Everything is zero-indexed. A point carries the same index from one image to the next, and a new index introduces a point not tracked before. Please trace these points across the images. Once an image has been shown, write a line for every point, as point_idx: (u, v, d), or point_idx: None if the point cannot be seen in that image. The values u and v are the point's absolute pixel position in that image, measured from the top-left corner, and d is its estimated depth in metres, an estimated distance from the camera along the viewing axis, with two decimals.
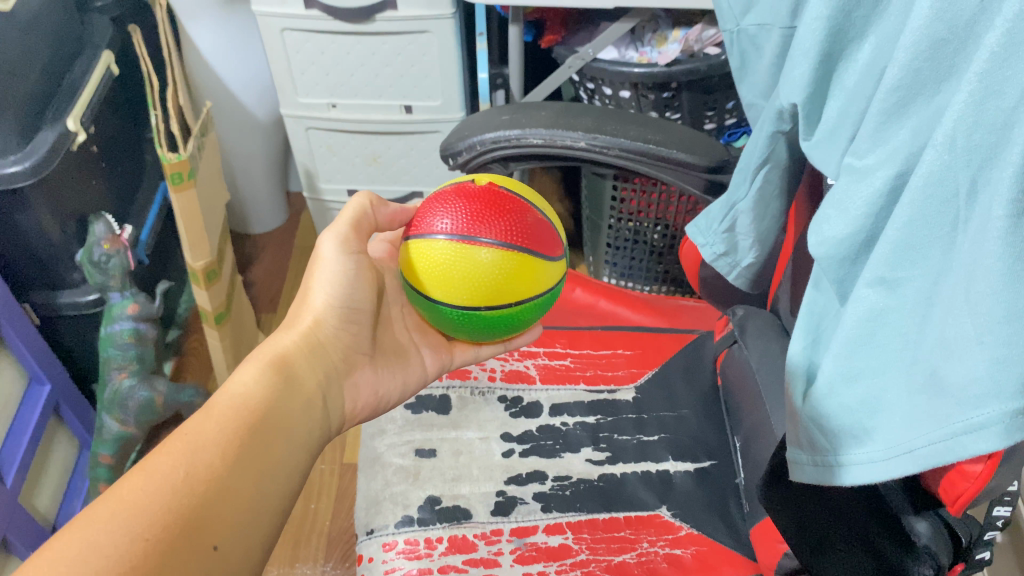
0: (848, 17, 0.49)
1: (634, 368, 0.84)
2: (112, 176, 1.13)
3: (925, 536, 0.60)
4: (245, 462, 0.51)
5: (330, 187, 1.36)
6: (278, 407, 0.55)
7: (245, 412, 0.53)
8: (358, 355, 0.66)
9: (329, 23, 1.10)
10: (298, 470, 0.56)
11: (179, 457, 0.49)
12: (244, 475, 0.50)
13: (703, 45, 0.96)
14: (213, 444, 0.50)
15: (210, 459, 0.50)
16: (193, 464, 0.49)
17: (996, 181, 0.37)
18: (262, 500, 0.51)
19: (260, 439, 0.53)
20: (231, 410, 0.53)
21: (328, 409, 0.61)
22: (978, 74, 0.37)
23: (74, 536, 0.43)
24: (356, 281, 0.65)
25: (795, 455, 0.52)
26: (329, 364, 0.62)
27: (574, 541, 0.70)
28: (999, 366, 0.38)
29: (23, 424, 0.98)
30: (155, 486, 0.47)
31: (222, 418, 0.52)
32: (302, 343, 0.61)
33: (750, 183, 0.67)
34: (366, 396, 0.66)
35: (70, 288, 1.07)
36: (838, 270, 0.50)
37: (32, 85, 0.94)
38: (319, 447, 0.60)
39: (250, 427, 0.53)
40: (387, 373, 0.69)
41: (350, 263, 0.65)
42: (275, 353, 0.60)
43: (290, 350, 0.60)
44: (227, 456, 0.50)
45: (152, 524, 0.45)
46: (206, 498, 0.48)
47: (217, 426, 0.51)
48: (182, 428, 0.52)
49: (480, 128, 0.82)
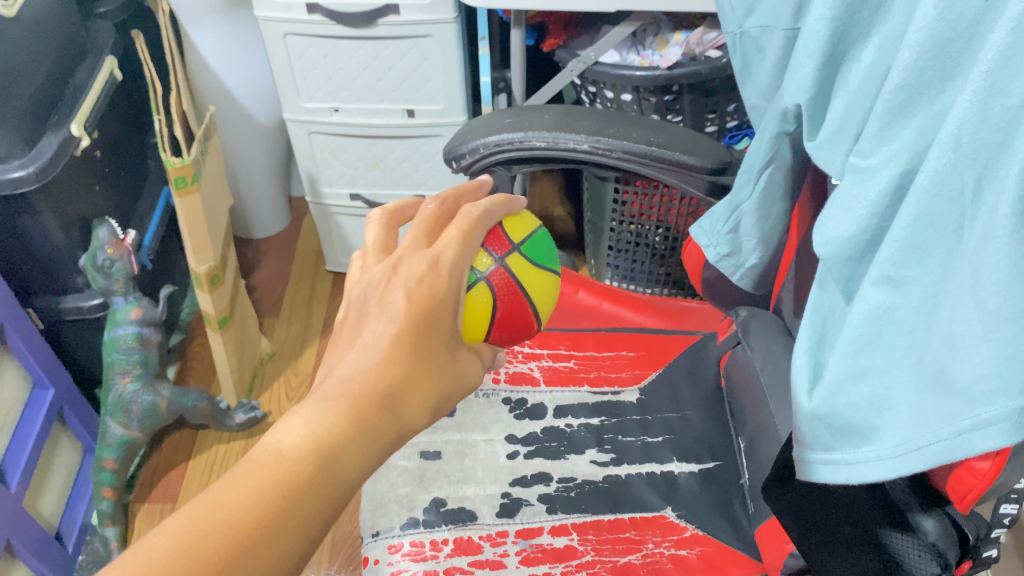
0: (851, 18, 0.49)
1: (638, 370, 0.85)
2: (116, 182, 1.13)
3: (932, 534, 0.60)
4: (315, 508, 0.43)
5: (332, 191, 1.36)
6: (381, 451, 0.47)
7: (337, 444, 0.45)
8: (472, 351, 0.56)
9: (332, 28, 1.11)
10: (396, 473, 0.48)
11: (243, 490, 0.42)
12: (324, 492, 0.44)
13: (705, 48, 0.97)
14: (304, 452, 0.44)
15: (294, 473, 0.43)
16: (262, 501, 0.42)
17: (1002, 179, 0.38)
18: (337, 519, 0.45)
19: (342, 485, 0.45)
20: (335, 405, 0.46)
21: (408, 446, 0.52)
22: (983, 73, 0.38)
23: (147, 554, 0.39)
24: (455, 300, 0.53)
25: (802, 455, 0.52)
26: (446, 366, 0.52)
27: (579, 542, 0.70)
28: (1006, 362, 0.38)
29: (28, 428, 0.99)
30: (234, 506, 0.41)
31: (308, 447, 0.44)
32: (417, 382, 0.49)
33: (754, 184, 0.67)
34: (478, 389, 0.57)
35: (75, 292, 1.07)
36: (843, 269, 0.50)
37: (37, 90, 0.95)
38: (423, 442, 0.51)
39: (338, 465, 0.44)
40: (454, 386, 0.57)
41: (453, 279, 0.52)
42: (375, 380, 0.47)
43: (402, 381, 0.48)
44: (297, 499, 0.43)
45: (220, 553, 0.39)
46: (258, 548, 0.40)
47: (297, 458, 0.43)
48: (264, 445, 0.44)
49: (483, 130, 0.82)
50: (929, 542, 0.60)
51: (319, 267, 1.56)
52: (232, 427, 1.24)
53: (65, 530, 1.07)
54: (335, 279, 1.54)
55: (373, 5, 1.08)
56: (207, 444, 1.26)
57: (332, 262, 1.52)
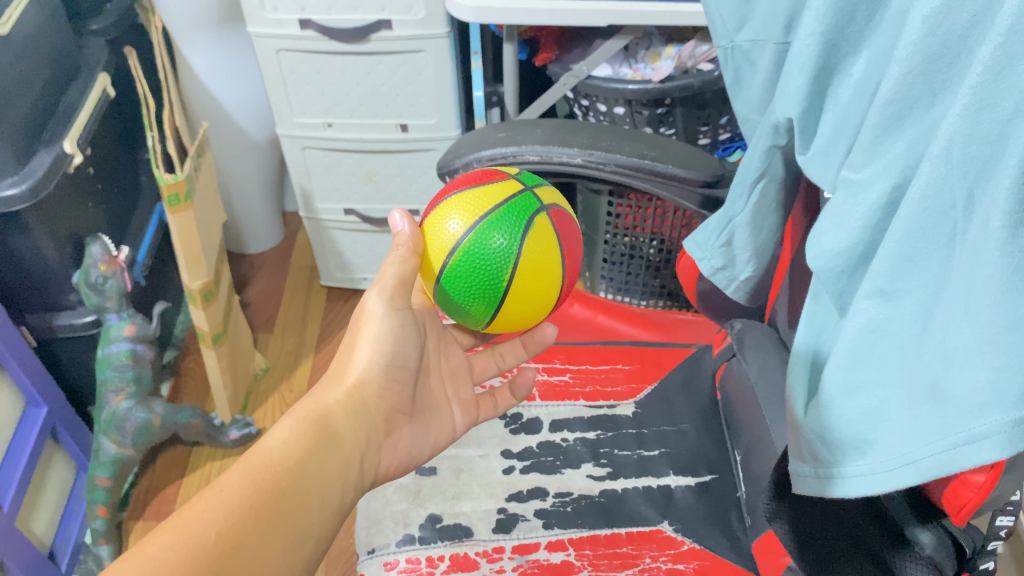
0: (841, 32, 0.49)
1: (633, 383, 0.84)
2: (108, 198, 1.13)
3: (928, 547, 0.60)
4: (277, 521, 0.50)
5: (326, 206, 1.36)
6: (338, 458, 0.57)
7: (284, 470, 0.53)
8: (399, 414, 0.65)
9: (325, 43, 1.11)
10: (349, 491, 0.57)
11: (241, 479, 0.51)
12: (305, 482, 0.53)
13: (697, 61, 0.97)
14: (279, 452, 0.53)
15: (276, 468, 0.52)
16: (255, 485, 0.51)
17: (992, 193, 0.38)
18: (315, 515, 0.53)
19: (315, 481, 0.54)
20: (298, 424, 0.56)
21: (364, 472, 0.60)
22: (972, 87, 0.38)
23: (166, 531, 0.46)
24: (404, 339, 0.64)
25: (798, 468, 0.52)
26: (373, 421, 0.62)
27: (575, 557, 0.70)
28: (1000, 375, 0.38)
29: (20, 446, 0.98)
30: (231, 493, 0.50)
31: (259, 469, 0.52)
32: (345, 402, 0.60)
33: (747, 198, 0.67)
34: (403, 455, 0.66)
35: (67, 309, 1.07)
36: (837, 282, 0.50)
37: (29, 108, 0.95)
38: (365, 476, 0.60)
39: (311, 467, 0.54)
40: (419, 434, 0.68)
41: (398, 322, 0.63)
42: (306, 411, 0.58)
43: (331, 409, 0.59)
44: (257, 515, 0.49)
45: (224, 524, 0.48)
46: (254, 527, 0.49)
47: (248, 481, 0.51)
48: (215, 481, 0.51)
49: (476, 145, 0.82)
50: (925, 556, 0.60)
51: (313, 281, 1.56)
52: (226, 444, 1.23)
53: (59, 549, 1.06)
54: (329, 293, 1.54)
55: (365, 20, 1.08)
56: (201, 461, 1.26)
57: (327, 277, 1.52)
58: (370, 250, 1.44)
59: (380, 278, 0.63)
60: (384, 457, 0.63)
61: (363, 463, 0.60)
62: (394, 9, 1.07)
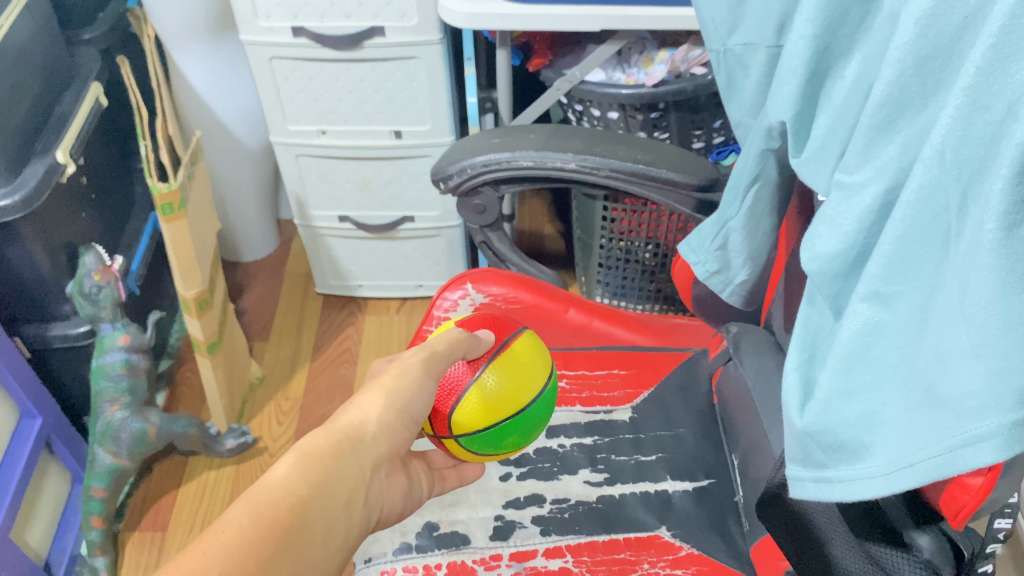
0: (833, 35, 0.49)
1: (630, 388, 0.84)
2: (102, 207, 1.13)
3: (927, 551, 0.59)
4: (274, 573, 0.45)
5: (321, 214, 1.36)
6: (343, 500, 0.51)
7: (289, 510, 0.47)
8: (403, 456, 0.60)
9: (318, 50, 1.11)
10: (356, 531, 0.52)
11: (242, 520, 0.46)
12: (307, 528, 0.48)
13: (690, 65, 0.97)
14: (284, 490, 0.48)
15: (280, 506, 0.47)
16: (256, 528, 0.46)
17: (986, 194, 0.38)
18: (315, 566, 0.48)
19: (321, 526, 0.49)
20: (308, 456, 0.51)
21: (369, 512, 0.54)
22: (964, 89, 0.38)
23: None
24: (427, 395, 0.59)
25: (794, 473, 0.52)
26: (384, 460, 0.56)
27: (573, 564, 0.69)
28: (996, 377, 0.38)
29: (15, 457, 0.98)
30: (234, 536, 0.45)
31: (262, 507, 0.47)
32: (358, 435, 0.54)
33: (741, 201, 0.67)
34: (407, 497, 0.61)
35: (62, 320, 1.07)
36: (831, 285, 0.50)
37: (23, 119, 0.95)
38: (372, 516, 0.55)
39: (316, 511, 0.49)
40: (417, 477, 0.63)
41: (427, 381, 0.59)
42: (317, 438, 0.52)
43: (344, 440, 0.53)
44: (254, 567, 0.44)
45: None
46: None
47: (249, 522, 0.46)
48: (216, 519, 0.46)
49: (470, 150, 0.81)
50: (924, 560, 0.59)
51: (309, 289, 1.56)
52: (223, 453, 1.23)
53: (54, 562, 1.06)
54: (324, 301, 1.54)
55: (359, 27, 1.08)
56: (197, 470, 1.25)
57: (322, 284, 1.52)
58: (365, 257, 1.44)
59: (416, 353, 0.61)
60: (389, 493, 0.58)
61: (369, 500, 0.54)
62: (387, 15, 1.07)
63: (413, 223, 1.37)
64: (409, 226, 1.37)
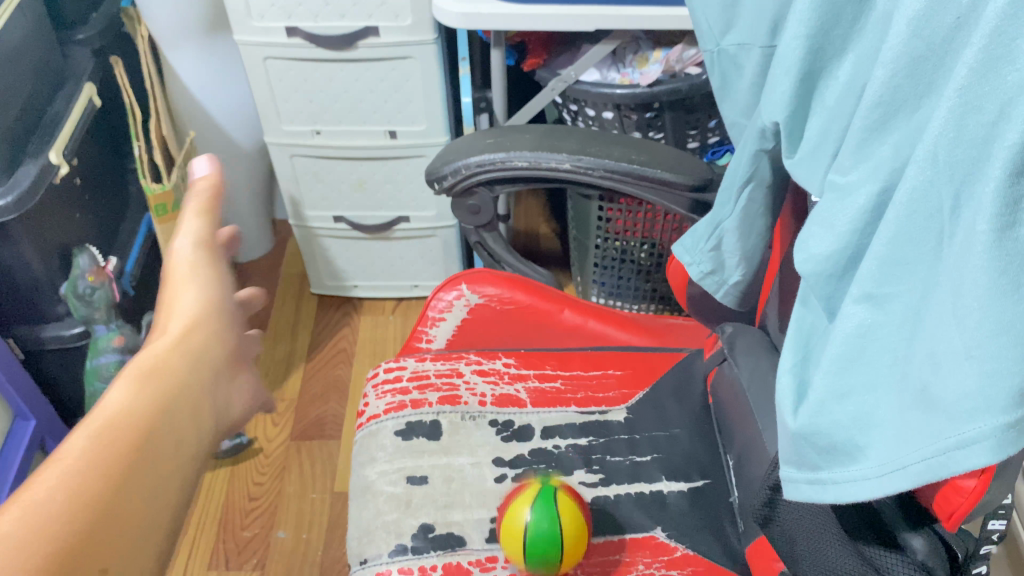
0: (826, 35, 0.49)
1: (625, 389, 0.84)
2: (96, 208, 1.12)
3: (921, 553, 0.59)
4: (133, 481, 0.45)
5: (316, 214, 1.36)
6: (189, 407, 0.53)
7: (131, 427, 0.47)
8: (240, 360, 0.62)
9: (312, 51, 1.11)
10: (203, 442, 0.53)
11: (88, 441, 0.45)
12: (160, 440, 0.49)
13: (684, 65, 0.97)
14: (129, 413, 0.48)
15: (128, 424, 0.48)
16: (105, 443, 0.45)
17: (978, 196, 0.38)
18: (173, 476, 0.49)
19: (173, 436, 0.50)
20: (138, 378, 0.52)
21: (216, 417, 0.57)
22: (957, 90, 0.37)
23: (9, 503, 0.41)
24: (213, 287, 0.64)
25: (788, 473, 0.51)
26: (218, 364, 0.58)
27: (569, 565, 0.69)
28: (988, 379, 0.38)
29: (9, 459, 0.97)
30: (82, 457, 0.44)
31: (99, 425, 0.46)
32: (183, 345, 0.57)
33: (735, 202, 0.67)
34: (251, 400, 0.63)
35: (56, 322, 1.06)
36: (826, 287, 0.49)
37: (15, 120, 0.94)
38: (218, 425, 0.57)
39: (166, 425, 0.50)
40: (256, 384, 0.64)
41: (201, 277, 0.64)
42: (138, 363, 0.53)
43: (169, 356, 0.55)
44: (110, 481, 0.44)
45: (80, 492, 0.42)
46: (120, 490, 0.44)
47: (94, 441, 0.45)
48: (56, 448, 0.45)
49: (464, 151, 0.81)
50: (918, 561, 0.59)
51: (304, 289, 1.56)
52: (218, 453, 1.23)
53: None
54: (319, 301, 1.53)
55: (353, 28, 1.08)
56: None
57: (318, 285, 1.51)
58: (361, 258, 1.44)
59: (185, 229, 0.67)
60: (238, 392, 0.61)
61: (219, 402, 0.57)
62: (382, 15, 1.07)
63: (408, 223, 1.36)
64: (404, 226, 1.37)
